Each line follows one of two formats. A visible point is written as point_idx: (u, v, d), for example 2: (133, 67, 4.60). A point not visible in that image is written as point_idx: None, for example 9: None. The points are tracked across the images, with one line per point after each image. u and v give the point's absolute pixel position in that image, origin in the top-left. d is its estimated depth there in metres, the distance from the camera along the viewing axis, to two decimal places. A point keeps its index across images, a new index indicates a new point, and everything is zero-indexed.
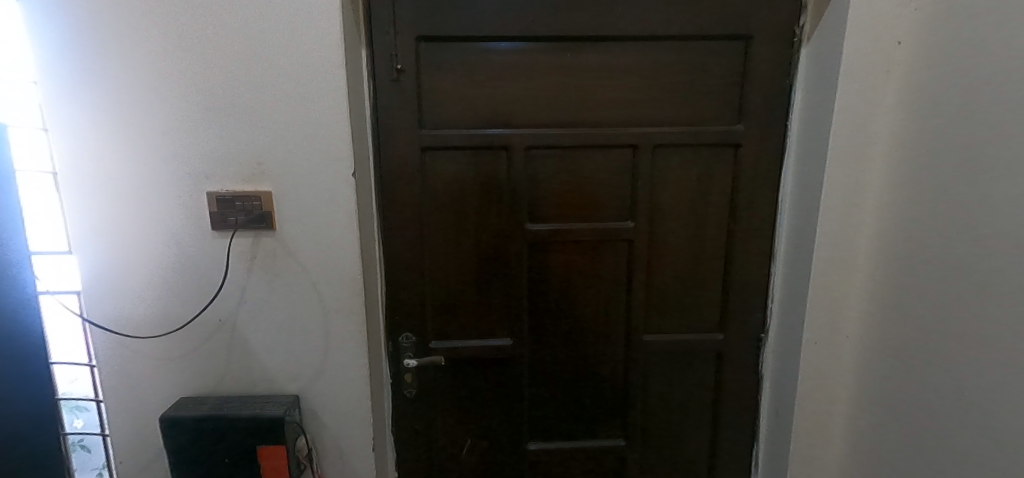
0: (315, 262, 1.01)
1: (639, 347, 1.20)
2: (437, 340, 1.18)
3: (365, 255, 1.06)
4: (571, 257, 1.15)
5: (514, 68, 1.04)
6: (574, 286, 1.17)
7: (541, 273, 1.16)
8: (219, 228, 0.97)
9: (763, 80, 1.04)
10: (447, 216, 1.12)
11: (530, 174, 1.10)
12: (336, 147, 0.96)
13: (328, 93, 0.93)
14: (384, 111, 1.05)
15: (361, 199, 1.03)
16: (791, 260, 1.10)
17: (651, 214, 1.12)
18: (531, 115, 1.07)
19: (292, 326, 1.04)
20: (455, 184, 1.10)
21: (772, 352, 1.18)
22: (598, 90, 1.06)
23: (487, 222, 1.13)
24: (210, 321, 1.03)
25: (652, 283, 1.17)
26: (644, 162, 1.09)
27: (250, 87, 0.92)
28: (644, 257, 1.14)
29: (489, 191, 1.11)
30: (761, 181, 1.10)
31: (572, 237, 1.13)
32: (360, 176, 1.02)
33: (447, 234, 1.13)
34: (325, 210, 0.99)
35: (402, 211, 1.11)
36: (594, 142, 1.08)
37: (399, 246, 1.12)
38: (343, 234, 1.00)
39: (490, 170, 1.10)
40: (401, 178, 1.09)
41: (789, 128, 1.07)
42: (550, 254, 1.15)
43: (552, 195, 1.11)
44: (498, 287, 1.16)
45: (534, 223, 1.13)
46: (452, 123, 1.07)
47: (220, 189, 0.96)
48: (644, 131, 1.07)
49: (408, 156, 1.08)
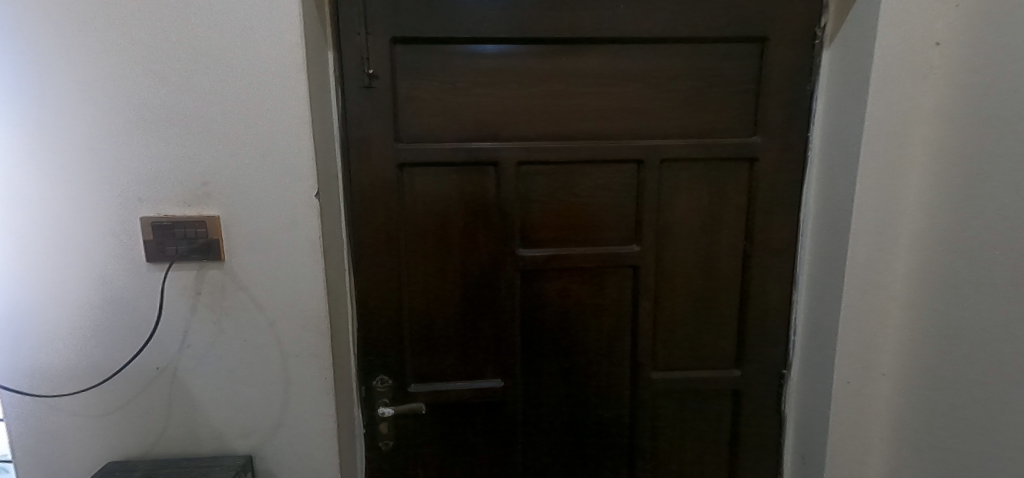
0: (272, 298, 0.86)
1: (646, 387, 1.06)
2: (416, 383, 1.03)
3: (333, 288, 0.91)
4: (569, 285, 1.02)
5: (502, 73, 0.92)
6: (573, 318, 1.04)
7: (535, 304, 1.02)
8: (156, 260, 0.82)
9: (782, 87, 0.93)
10: (428, 241, 0.98)
11: (523, 191, 0.97)
12: (297, 164, 0.82)
13: (286, 101, 0.79)
14: (355, 122, 0.91)
15: (326, 224, 0.88)
16: (816, 287, 0.98)
17: (658, 237, 1.00)
18: (521, 126, 0.94)
19: (244, 372, 0.89)
20: (438, 204, 0.97)
21: (796, 390, 1.05)
22: (597, 98, 0.94)
23: (474, 246, 0.99)
24: (145, 370, 0.86)
25: (660, 315, 1.04)
26: (651, 178, 0.96)
27: (195, 96, 0.78)
28: (651, 285, 1.01)
29: (475, 212, 0.98)
30: (781, 198, 0.98)
31: (571, 263, 1.00)
32: (327, 198, 0.88)
33: (428, 261, 0.99)
34: (285, 237, 0.84)
35: (377, 236, 0.97)
36: (594, 155, 0.95)
37: (373, 276, 0.98)
38: (306, 265, 0.86)
39: (477, 188, 0.97)
40: (374, 197, 0.95)
41: (810, 140, 0.96)
42: (545, 283, 1.02)
43: (547, 216, 0.98)
44: (487, 322, 1.02)
45: (527, 248, 1.00)
46: (434, 135, 0.94)
47: (157, 215, 0.81)
48: (651, 143, 0.95)
49: (383, 173, 0.94)
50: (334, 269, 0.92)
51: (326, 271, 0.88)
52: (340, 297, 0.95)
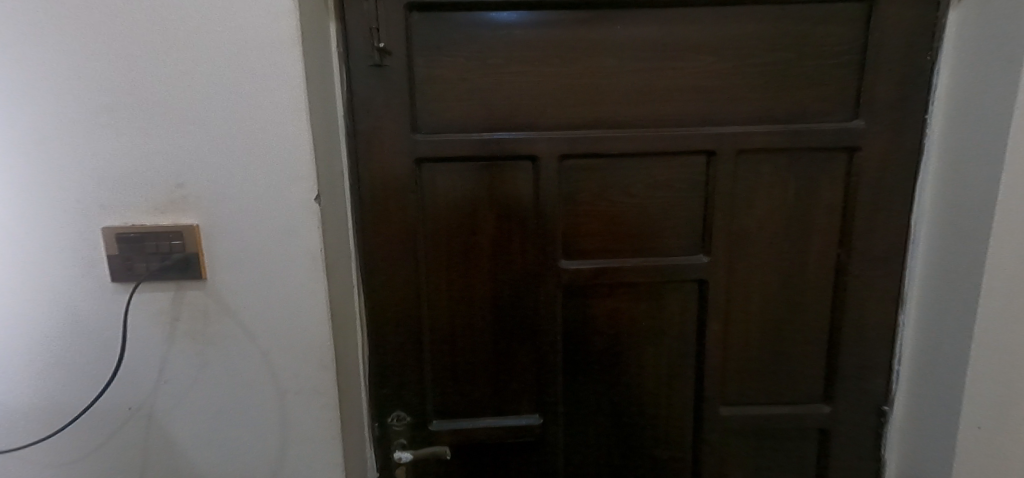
0: (266, 324, 0.71)
1: (713, 426, 0.89)
2: (438, 421, 0.88)
3: (340, 311, 0.76)
4: (622, 304, 0.85)
5: (540, 46, 0.75)
6: (625, 343, 0.87)
7: (581, 327, 0.86)
8: (123, 279, 0.67)
9: (894, 57, 0.74)
10: (452, 252, 0.82)
11: (566, 192, 0.80)
12: (293, 161, 0.66)
13: (277, 82, 0.63)
14: (364, 111, 0.76)
15: (331, 235, 0.72)
16: (932, 307, 0.78)
17: (732, 246, 0.82)
18: (564, 112, 0.77)
19: (233, 413, 0.74)
20: (464, 208, 0.81)
21: (896, 430, 0.87)
22: (659, 76, 0.76)
23: (507, 259, 0.83)
24: (114, 410, 0.72)
25: (731, 340, 0.86)
26: (724, 174, 0.79)
27: (163, 76, 0.62)
28: (721, 304, 0.84)
29: (508, 216, 0.81)
30: (888, 197, 0.78)
31: (624, 279, 0.83)
32: (331, 203, 0.73)
33: (451, 275, 0.83)
34: (281, 251, 0.69)
35: (392, 247, 0.81)
36: (655, 147, 0.78)
37: (388, 295, 0.83)
38: (307, 286, 0.70)
39: (510, 188, 0.80)
40: (388, 201, 0.79)
41: (928, 124, 0.76)
42: (592, 302, 0.85)
43: (594, 223, 0.82)
44: (521, 347, 0.86)
45: (570, 260, 0.83)
46: (459, 125, 0.77)
47: (122, 225, 0.66)
48: (724, 130, 0.77)
49: (399, 171, 0.78)
50: (341, 288, 0.76)
51: (332, 292, 0.72)
52: (349, 320, 0.80)
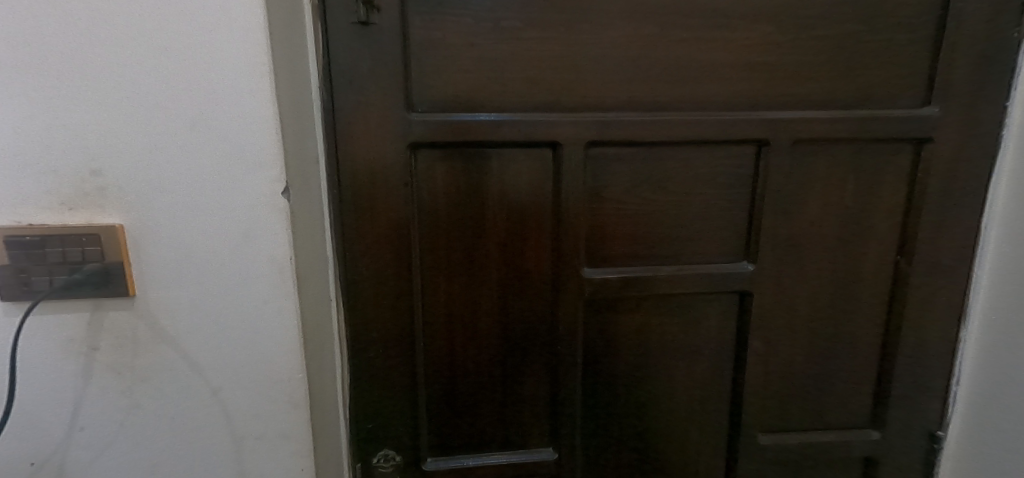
0: (217, 354, 0.55)
1: (749, 455, 0.78)
2: (434, 458, 0.75)
3: (314, 335, 0.61)
4: (652, 319, 0.73)
5: (567, 7, 0.61)
6: (654, 364, 0.75)
7: (604, 346, 0.73)
8: (15, 297, 0.50)
9: (976, 34, 0.63)
10: (453, 259, 0.69)
11: (591, 188, 0.67)
12: (253, 144, 0.50)
13: (229, 36, 0.47)
14: (346, 81, 0.60)
15: (304, 239, 0.57)
16: (1001, 324, 0.69)
17: (781, 252, 0.71)
18: (593, 90, 0.64)
19: (176, 465, 0.58)
20: (470, 206, 0.67)
21: (949, 458, 0.78)
22: (707, 49, 0.63)
23: (520, 267, 0.70)
24: (11, 466, 0.55)
25: (774, 359, 0.75)
26: (776, 168, 0.67)
27: (62, 20, 0.44)
28: (764, 319, 0.73)
29: (521, 216, 0.68)
30: (958, 197, 0.68)
31: (657, 291, 0.71)
32: (304, 199, 0.57)
33: (452, 285, 0.69)
34: (237, 261, 0.53)
35: (380, 253, 0.66)
36: (699, 135, 0.65)
37: (374, 311, 0.68)
38: (271, 306, 0.55)
39: (525, 182, 0.67)
40: (375, 196, 0.64)
41: (1008, 114, 0.66)
42: (618, 318, 0.72)
43: (623, 225, 0.69)
44: (534, 371, 0.73)
45: (594, 268, 0.70)
46: (465, 103, 0.63)
47: (12, 226, 0.48)
48: (779, 116, 0.65)
49: (390, 159, 0.63)
50: (318, 304, 0.61)
51: (305, 311, 0.57)
52: (328, 343, 0.64)
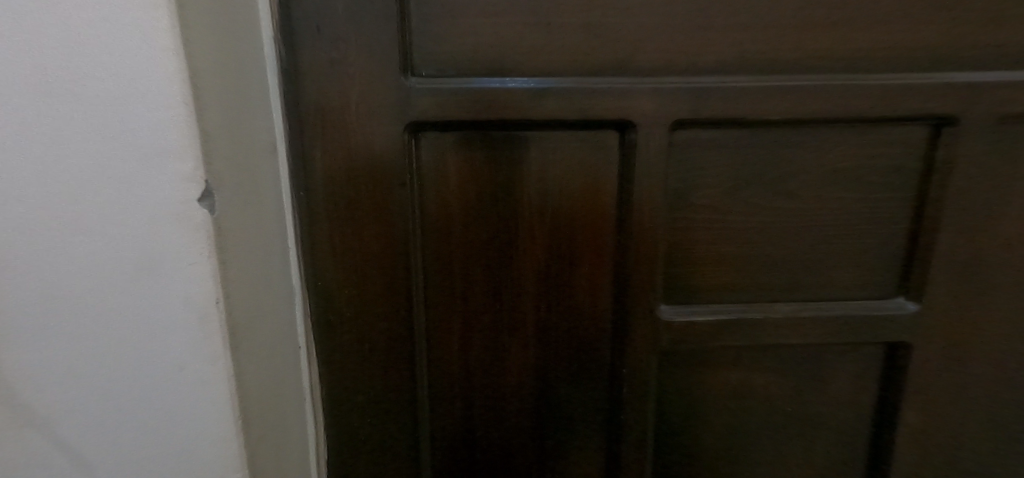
0: (114, 446, 0.35)
1: None
2: None
3: (268, 410, 0.40)
4: (756, 379, 0.51)
5: None
6: (755, 437, 0.53)
7: (686, 415, 0.52)
8: None
9: None
10: (472, 290, 0.48)
11: (674, 190, 0.46)
12: (135, 103, 0.25)
13: None
14: (314, 29, 0.40)
15: (250, 271, 0.36)
16: None
17: (956, 285, 0.48)
18: (688, 42, 0.42)
19: None
20: (497, 215, 0.46)
21: None
22: None
23: (568, 302, 0.49)
24: None
25: (926, 433, 0.53)
26: (961, 161, 0.44)
27: None
28: (921, 379, 0.50)
29: (573, 229, 0.47)
30: None
31: (767, 340, 0.49)
32: (248, 205, 0.36)
33: (473, 326, 0.49)
34: (132, 309, 0.31)
35: (369, 281, 0.46)
36: (847, 110, 0.43)
37: (361, 362, 0.48)
38: (193, 378, 0.34)
39: (577, 181, 0.46)
40: (359, 200, 0.44)
41: None
42: (708, 377, 0.50)
43: (718, 245, 0.47)
44: (585, 443, 0.52)
45: (675, 306, 0.48)
46: (492, 62, 0.42)
47: None
48: (978, 81, 0.42)
49: (382, 147, 0.43)
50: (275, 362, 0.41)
51: (248, 386, 0.36)
52: (296, 413, 0.45)
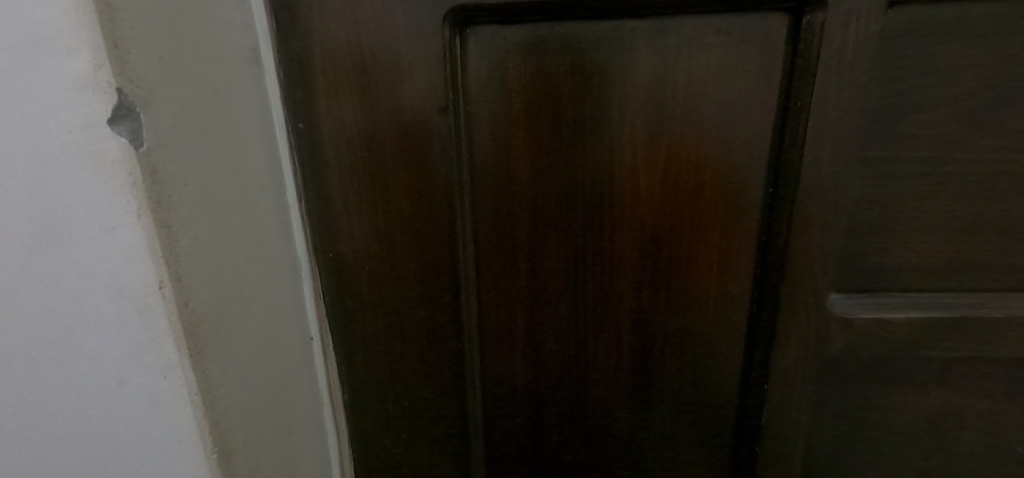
0: None
1: None
2: None
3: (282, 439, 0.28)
4: (964, 405, 0.34)
5: None
6: None
7: (848, 450, 0.36)
8: None
9: None
10: (543, 270, 0.34)
11: (878, 112, 0.28)
12: None
13: None
14: None
15: (236, 244, 0.24)
16: None
17: None
18: None
19: None
20: (584, 161, 0.31)
21: None
22: None
23: (684, 289, 0.33)
24: None
25: None
26: None
27: None
28: None
29: (702, 177, 0.30)
30: None
31: (994, 350, 0.32)
32: (224, 145, 0.23)
33: (545, 316, 0.35)
34: (44, 293, 0.20)
35: (401, 254, 0.33)
36: None
37: (393, 363, 0.35)
38: (143, 404, 0.22)
39: (712, 103, 0.29)
40: (381, 139, 0.30)
41: None
42: (887, 398, 0.34)
43: (938, 202, 0.30)
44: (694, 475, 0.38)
45: (852, 296, 0.32)
46: None
47: None
48: None
49: (414, 52, 0.28)
50: (283, 372, 0.29)
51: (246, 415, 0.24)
52: (313, 435, 0.33)
